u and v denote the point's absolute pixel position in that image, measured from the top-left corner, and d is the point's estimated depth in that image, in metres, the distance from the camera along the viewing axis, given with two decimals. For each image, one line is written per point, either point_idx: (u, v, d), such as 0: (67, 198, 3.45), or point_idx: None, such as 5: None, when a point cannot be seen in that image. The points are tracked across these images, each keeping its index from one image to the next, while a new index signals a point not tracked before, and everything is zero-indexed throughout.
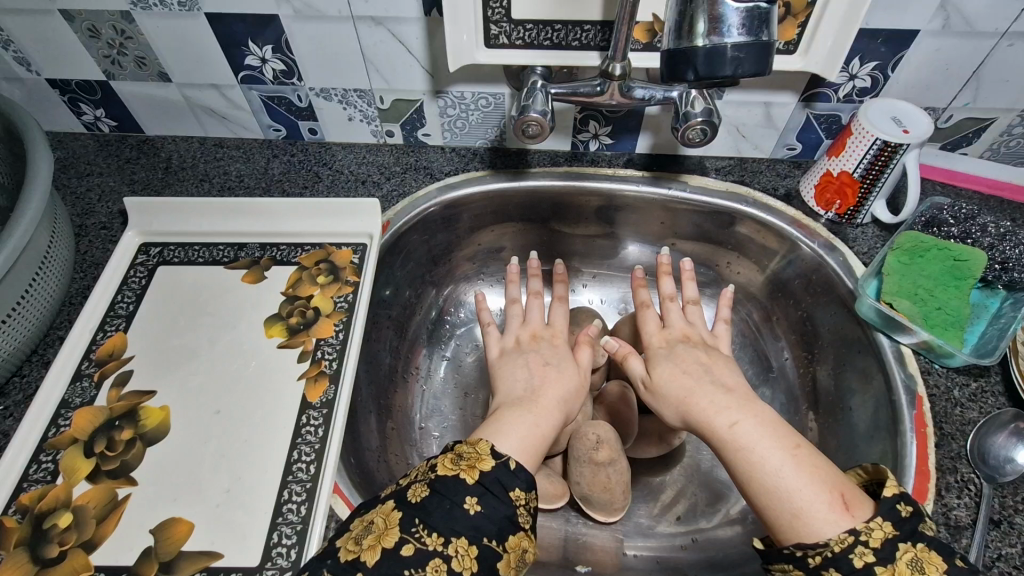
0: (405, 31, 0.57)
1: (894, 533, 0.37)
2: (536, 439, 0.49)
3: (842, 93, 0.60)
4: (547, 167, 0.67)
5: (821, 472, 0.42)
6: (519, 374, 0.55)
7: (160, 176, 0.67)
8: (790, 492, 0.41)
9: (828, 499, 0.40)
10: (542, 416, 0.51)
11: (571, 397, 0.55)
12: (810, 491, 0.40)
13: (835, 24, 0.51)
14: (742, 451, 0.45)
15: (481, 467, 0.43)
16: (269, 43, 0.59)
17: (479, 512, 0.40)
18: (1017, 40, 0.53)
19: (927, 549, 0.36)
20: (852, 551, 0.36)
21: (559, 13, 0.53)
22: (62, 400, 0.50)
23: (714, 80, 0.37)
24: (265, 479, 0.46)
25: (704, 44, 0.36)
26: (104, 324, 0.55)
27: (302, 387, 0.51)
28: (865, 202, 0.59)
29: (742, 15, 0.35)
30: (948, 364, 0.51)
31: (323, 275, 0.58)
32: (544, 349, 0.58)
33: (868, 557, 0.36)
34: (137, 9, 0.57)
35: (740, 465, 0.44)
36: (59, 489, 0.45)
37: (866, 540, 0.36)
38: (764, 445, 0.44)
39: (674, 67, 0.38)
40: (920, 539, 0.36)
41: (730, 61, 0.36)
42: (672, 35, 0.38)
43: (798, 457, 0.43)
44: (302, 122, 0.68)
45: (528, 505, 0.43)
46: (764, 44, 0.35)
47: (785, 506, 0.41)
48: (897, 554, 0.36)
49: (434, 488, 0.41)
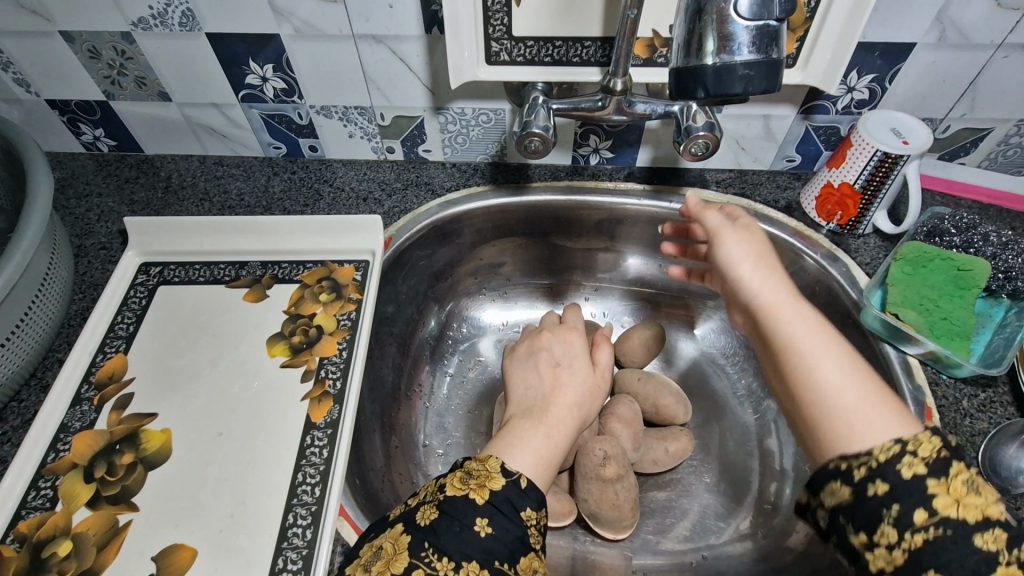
0: (406, 49, 0.57)
1: (946, 450, 0.36)
2: (547, 449, 0.49)
3: (840, 105, 0.60)
4: (548, 181, 0.67)
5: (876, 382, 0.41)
6: (531, 380, 0.55)
7: (160, 196, 0.67)
8: (843, 384, 0.41)
9: (884, 409, 0.39)
10: (552, 423, 0.51)
11: (585, 401, 0.55)
12: (863, 389, 0.40)
13: (834, 37, 0.52)
14: (803, 328, 0.44)
15: (491, 486, 0.42)
16: (269, 62, 0.59)
17: (490, 533, 0.40)
18: (1013, 52, 0.53)
19: (979, 474, 0.35)
20: (899, 461, 0.36)
21: (559, 30, 0.53)
22: (61, 424, 0.49)
23: (724, 97, 0.37)
24: (269, 502, 0.45)
25: (714, 62, 0.36)
26: (104, 346, 0.54)
27: (306, 408, 0.50)
28: (866, 213, 0.60)
29: (753, 32, 0.35)
30: (955, 374, 0.51)
31: (326, 293, 0.58)
32: (557, 350, 0.58)
33: (917, 468, 0.35)
34: (138, 30, 0.57)
35: (799, 337, 0.44)
36: (58, 517, 0.44)
37: (914, 451, 0.36)
38: (825, 342, 0.43)
39: (684, 85, 0.38)
40: (975, 466, 0.36)
41: (740, 79, 0.36)
42: (680, 53, 0.38)
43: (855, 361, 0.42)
44: (302, 139, 0.68)
45: (538, 523, 0.43)
46: (773, 61, 0.35)
47: (841, 389, 0.40)
48: (951, 472, 0.35)
49: (443, 510, 0.40)
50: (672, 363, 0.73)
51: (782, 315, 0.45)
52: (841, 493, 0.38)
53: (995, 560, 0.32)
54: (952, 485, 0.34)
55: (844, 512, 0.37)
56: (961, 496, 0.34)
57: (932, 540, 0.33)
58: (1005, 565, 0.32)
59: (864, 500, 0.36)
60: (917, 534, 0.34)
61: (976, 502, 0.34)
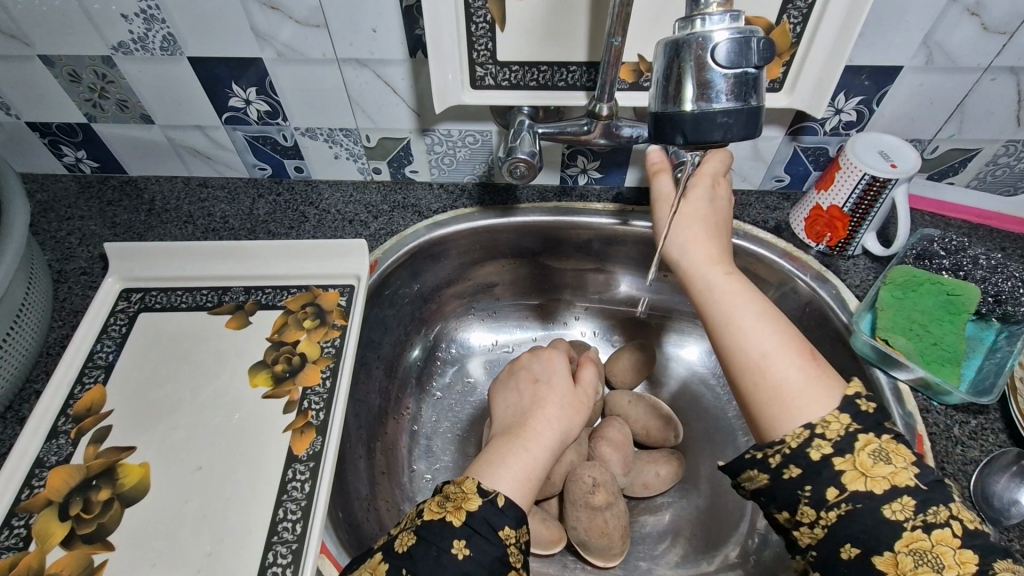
0: (390, 72, 0.57)
1: (854, 426, 0.40)
2: (527, 468, 0.47)
3: (828, 127, 0.60)
4: (536, 202, 0.67)
5: (792, 337, 0.45)
6: (511, 399, 0.56)
7: (143, 219, 0.66)
8: (758, 344, 0.44)
9: (798, 370, 0.43)
10: (532, 442, 0.49)
11: (567, 415, 0.53)
12: (772, 344, 0.44)
13: (821, 62, 0.52)
14: (725, 291, 0.48)
15: (468, 507, 0.42)
16: (252, 85, 0.59)
17: (467, 556, 0.39)
18: (1000, 75, 0.53)
19: (892, 441, 0.39)
20: (809, 445, 0.40)
21: (544, 54, 0.53)
22: (37, 459, 0.48)
23: (703, 145, 0.35)
24: (249, 539, 0.44)
25: (692, 110, 0.33)
26: (83, 376, 0.53)
27: (289, 440, 0.49)
28: (855, 235, 0.59)
29: (732, 80, 0.33)
30: (946, 401, 0.51)
31: (310, 319, 0.57)
32: (537, 365, 0.57)
33: (825, 449, 0.40)
34: (118, 54, 0.56)
35: (723, 306, 0.47)
36: (32, 557, 0.43)
37: (822, 433, 0.40)
38: (746, 303, 0.47)
39: (662, 131, 0.35)
40: (886, 432, 0.40)
41: (720, 127, 0.33)
42: (658, 97, 0.35)
43: (771, 314, 0.46)
44: (288, 161, 0.67)
45: (518, 542, 0.42)
46: (752, 109, 0.33)
47: (756, 349, 0.44)
48: (858, 445, 0.39)
49: (421, 536, 0.40)
50: (663, 384, 0.73)
51: (708, 288, 0.49)
52: (760, 479, 0.42)
53: (901, 528, 0.37)
54: (859, 460, 0.39)
55: (767, 494, 0.42)
56: (867, 469, 0.38)
57: (844, 514, 0.38)
58: (910, 530, 0.36)
59: (782, 484, 0.41)
60: (831, 510, 0.39)
61: (884, 472, 0.38)
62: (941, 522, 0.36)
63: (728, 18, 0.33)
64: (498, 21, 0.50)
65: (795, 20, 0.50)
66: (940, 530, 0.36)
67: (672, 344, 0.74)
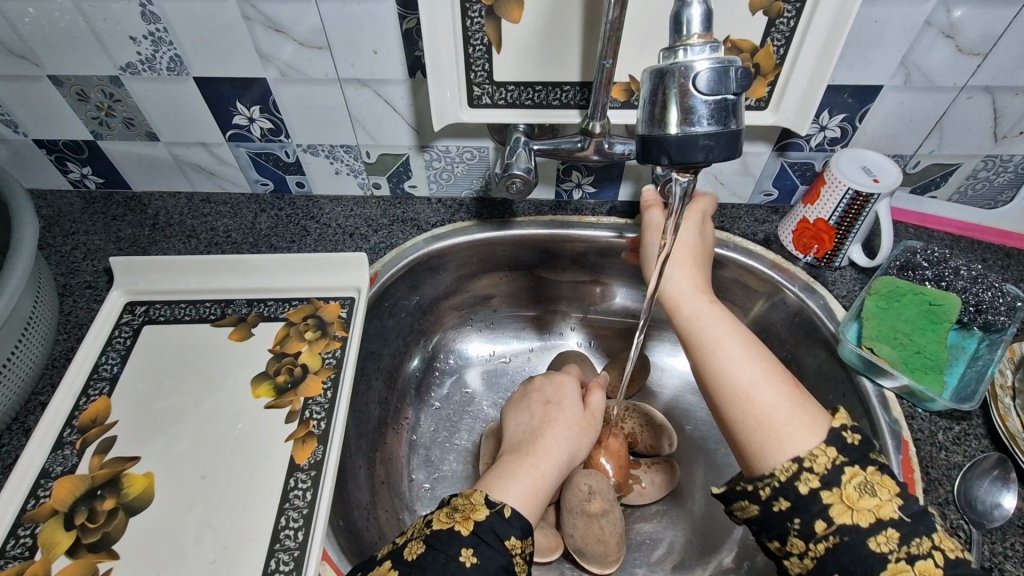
0: (390, 91, 0.59)
1: (841, 459, 0.41)
2: (534, 483, 0.49)
3: (813, 143, 0.62)
4: (532, 216, 0.68)
5: (777, 370, 0.48)
6: (522, 418, 0.57)
7: (147, 233, 0.67)
8: (745, 373, 0.47)
9: (783, 399, 0.45)
10: (541, 460, 0.51)
11: (575, 436, 0.54)
12: (760, 374, 0.47)
13: (803, 82, 0.54)
14: (712, 324, 0.51)
15: (475, 518, 0.43)
16: (256, 104, 0.60)
17: (474, 564, 0.40)
18: (976, 94, 0.56)
19: (877, 473, 0.41)
20: (797, 478, 0.42)
21: (538, 75, 0.55)
22: (42, 469, 0.49)
23: (687, 165, 0.36)
24: (251, 546, 0.45)
25: (676, 133, 0.35)
26: (87, 388, 0.54)
27: (290, 449, 0.50)
28: (841, 247, 0.61)
29: (711, 106, 0.34)
30: (930, 408, 0.52)
31: (311, 330, 0.58)
32: (547, 387, 0.59)
33: (813, 483, 0.41)
34: (126, 74, 0.58)
35: (707, 336, 0.51)
36: (37, 566, 0.43)
37: (810, 467, 0.42)
38: (731, 336, 0.50)
39: (648, 152, 0.37)
40: (871, 465, 0.41)
41: (702, 149, 0.35)
42: (644, 120, 0.37)
43: (756, 347, 0.49)
44: (289, 176, 0.69)
45: (523, 552, 0.43)
46: (733, 132, 0.35)
47: (743, 377, 0.47)
48: (845, 478, 0.41)
49: (429, 544, 0.41)
50: (657, 393, 0.74)
51: (694, 318, 0.53)
52: (751, 510, 0.44)
53: (886, 558, 0.38)
54: (846, 493, 0.40)
55: (759, 525, 0.44)
56: (854, 502, 0.40)
57: (833, 547, 0.40)
58: (895, 561, 0.38)
59: (773, 515, 0.42)
60: (821, 542, 0.40)
61: (869, 506, 0.40)
62: (923, 553, 0.38)
63: (709, 49, 0.35)
64: (495, 43, 0.52)
65: (778, 43, 0.52)
66: (923, 562, 0.38)
67: (666, 354, 0.76)
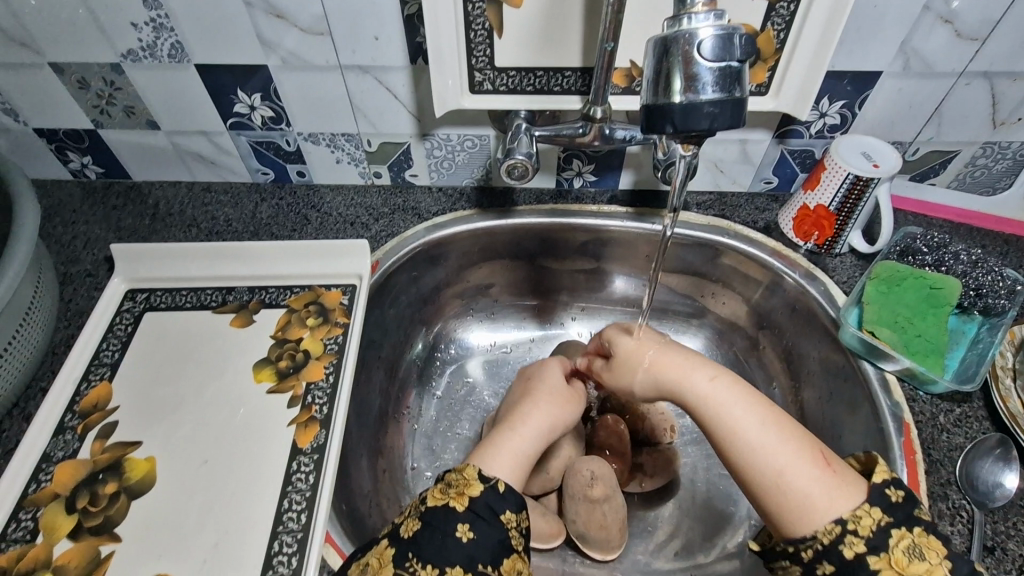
0: (391, 78, 0.59)
1: (886, 521, 0.39)
2: (513, 449, 0.49)
3: (813, 130, 0.62)
4: (533, 205, 0.68)
5: (802, 445, 0.43)
6: (508, 398, 0.59)
7: (147, 223, 0.67)
8: (771, 461, 0.42)
9: (816, 468, 0.41)
10: (520, 422, 0.52)
11: (556, 407, 0.55)
12: (785, 459, 0.42)
13: (803, 67, 0.54)
14: (721, 406, 0.46)
15: (470, 493, 0.43)
16: (257, 91, 0.60)
17: (471, 539, 0.40)
18: (974, 79, 0.56)
19: (924, 534, 0.38)
20: (842, 542, 0.39)
21: (540, 60, 0.55)
22: (43, 454, 0.49)
23: (692, 134, 0.36)
24: (255, 529, 0.45)
25: (680, 100, 0.35)
26: (88, 374, 0.54)
27: (293, 433, 0.50)
28: (842, 233, 0.61)
29: (716, 73, 0.34)
30: (931, 391, 0.52)
31: (313, 317, 0.58)
32: (530, 368, 0.61)
33: (859, 547, 0.38)
34: (127, 62, 0.58)
35: (723, 415, 0.46)
36: (38, 550, 0.43)
37: (854, 530, 0.39)
38: (746, 417, 0.45)
39: (652, 121, 0.37)
40: (917, 525, 0.39)
41: (706, 116, 0.35)
42: (649, 89, 0.37)
43: (776, 423, 0.44)
44: (290, 165, 0.69)
45: (519, 526, 0.43)
46: (737, 99, 0.35)
47: (768, 468, 0.42)
48: (891, 540, 0.38)
49: (424, 521, 0.41)
50: None
51: (702, 397, 0.48)
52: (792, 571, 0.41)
53: None
54: (894, 558, 0.38)
55: None
56: (902, 567, 0.37)
57: None
58: None
59: None
60: None
61: (920, 571, 0.37)
62: None
63: (712, 17, 0.35)
64: (496, 28, 0.53)
65: (778, 28, 0.53)
66: None
67: None
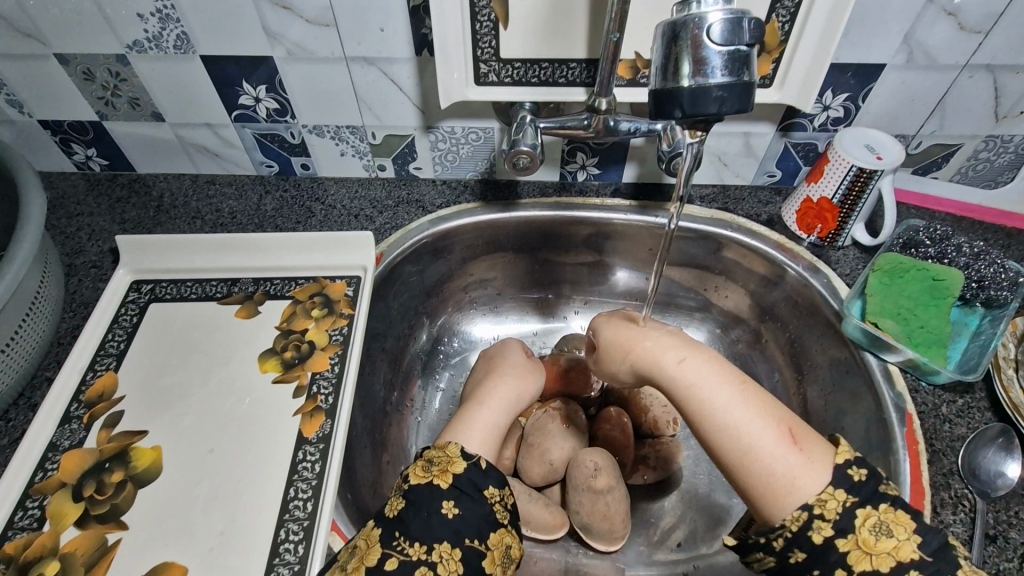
0: (396, 70, 0.59)
1: (851, 501, 0.39)
2: (482, 421, 0.51)
3: (817, 123, 0.62)
4: (537, 197, 0.69)
5: (772, 423, 0.42)
6: (472, 377, 0.60)
7: (151, 215, 0.67)
8: (738, 442, 0.42)
9: (785, 449, 0.41)
10: (485, 396, 0.53)
11: (522, 378, 0.57)
12: (754, 440, 0.42)
13: (808, 59, 0.54)
14: (690, 386, 0.45)
15: (453, 470, 0.43)
16: (262, 83, 0.60)
17: (457, 514, 0.40)
18: (977, 72, 0.56)
19: (890, 510, 0.38)
20: (809, 528, 0.39)
21: (545, 52, 0.55)
22: (50, 443, 0.49)
23: (700, 119, 0.36)
24: (261, 517, 0.45)
25: (689, 85, 0.35)
26: (94, 364, 0.54)
27: (299, 423, 0.51)
28: (845, 226, 0.61)
29: (725, 57, 0.35)
30: (934, 381, 0.53)
31: (318, 308, 0.59)
32: (493, 348, 0.63)
33: (826, 531, 0.38)
34: (132, 53, 0.58)
35: (695, 396, 0.45)
36: (46, 537, 0.43)
37: (820, 514, 0.39)
38: (717, 396, 0.44)
39: (661, 106, 0.37)
40: (884, 502, 0.38)
41: (715, 101, 0.35)
42: (658, 75, 0.38)
43: (746, 401, 0.44)
44: (294, 158, 0.69)
45: (504, 501, 0.43)
46: (746, 84, 0.35)
47: (736, 449, 0.42)
48: (857, 522, 0.38)
49: (409, 499, 0.41)
50: None
51: (681, 378, 0.46)
52: (768, 561, 0.42)
53: None
54: (861, 538, 0.38)
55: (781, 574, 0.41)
56: (870, 547, 0.37)
57: None
58: None
59: (791, 566, 0.40)
60: None
61: (887, 549, 0.37)
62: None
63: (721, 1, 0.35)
64: (502, 19, 0.53)
65: (783, 19, 0.53)
66: None
67: None
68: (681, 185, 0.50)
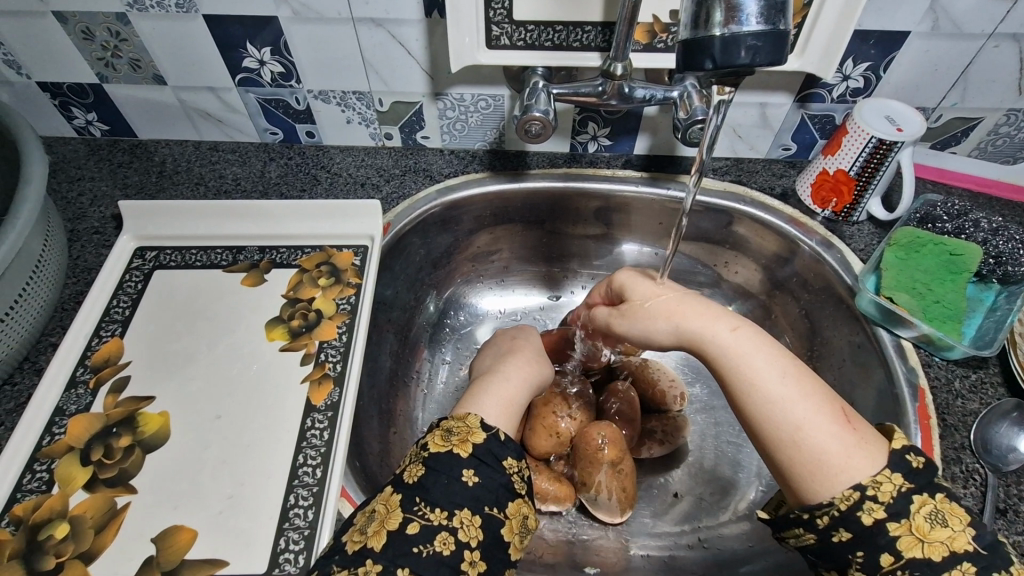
0: (404, 32, 0.57)
1: (908, 486, 0.36)
2: (506, 397, 0.51)
3: (836, 93, 0.61)
4: (546, 168, 0.67)
5: (825, 401, 0.40)
6: (489, 354, 0.60)
7: (154, 180, 0.66)
8: (789, 417, 0.40)
9: (838, 430, 0.39)
10: (510, 373, 0.53)
11: (539, 363, 0.57)
12: (805, 415, 0.40)
13: (830, 24, 0.53)
14: (741, 358, 0.43)
15: (474, 441, 0.42)
16: (267, 45, 0.59)
17: (477, 483, 0.40)
18: (1003, 42, 0.55)
19: (946, 501, 0.36)
20: (860, 509, 0.36)
21: (559, 14, 0.53)
22: (56, 407, 0.48)
23: (731, 71, 0.36)
24: (270, 483, 0.45)
25: (721, 33, 0.34)
26: (99, 330, 0.53)
27: (306, 390, 0.50)
28: (860, 200, 0.60)
29: (759, 5, 0.34)
30: (948, 356, 0.52)
31: (325, 277, 0.58)
32: (512, 331, 0.63)
33: (878, 513, 0.36)
34: (133, 11, 0.56)
35: (742, 369, 0.43)
36: (54, 500, 0.43)
37: (874, 496, 0.36)
38: (768, 370, 0.42)
39: (689, 56, 0.36)
40: (939, 491, 0.37)
41: (747, 50, 0.34)
42: (688, 25, 0.36)
43: (797, 375, 0.42)
44: (299, 125, 0.67)
45: (522, 473, 0.43)
46: (780, 33, 0.34)
47: (787, 424, 0.40)
48: (912, 507, 0.36)
49: (429, 466, 0.40)
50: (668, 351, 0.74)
51: (730, 350, 0.44)
52: (807, 538, 0.39)
53: None
54: (915, 524, 0.35)
55: (816, 552, 0.39)
56: (924, 534, 0.35)
57: None
58: None
59: (832, 545, 0.37)
60: None
61: (941, 537, 0.35)
62: None
63: None
64: None
65: None
66: None
67: None
68: (705, 151, 0.49)
